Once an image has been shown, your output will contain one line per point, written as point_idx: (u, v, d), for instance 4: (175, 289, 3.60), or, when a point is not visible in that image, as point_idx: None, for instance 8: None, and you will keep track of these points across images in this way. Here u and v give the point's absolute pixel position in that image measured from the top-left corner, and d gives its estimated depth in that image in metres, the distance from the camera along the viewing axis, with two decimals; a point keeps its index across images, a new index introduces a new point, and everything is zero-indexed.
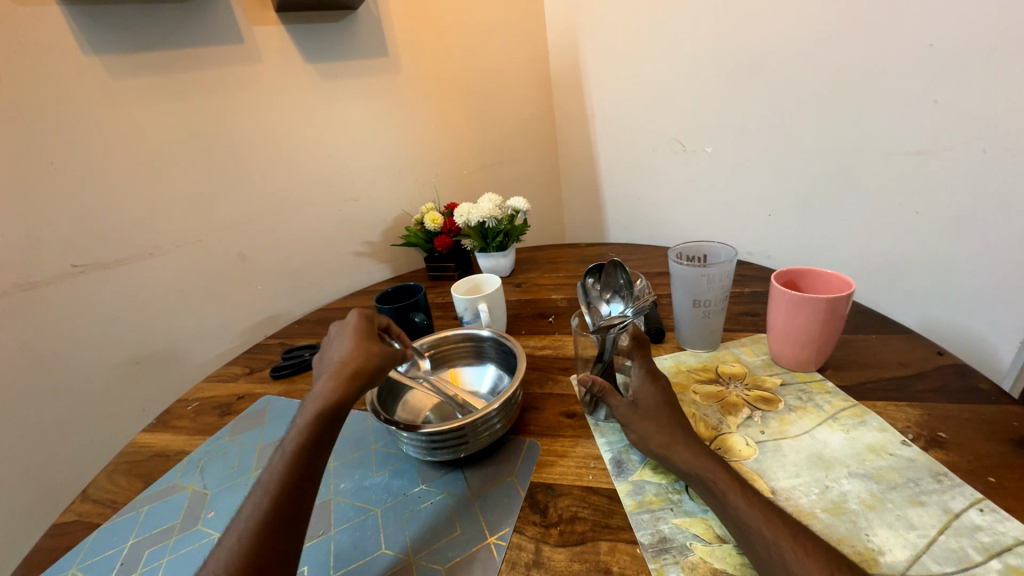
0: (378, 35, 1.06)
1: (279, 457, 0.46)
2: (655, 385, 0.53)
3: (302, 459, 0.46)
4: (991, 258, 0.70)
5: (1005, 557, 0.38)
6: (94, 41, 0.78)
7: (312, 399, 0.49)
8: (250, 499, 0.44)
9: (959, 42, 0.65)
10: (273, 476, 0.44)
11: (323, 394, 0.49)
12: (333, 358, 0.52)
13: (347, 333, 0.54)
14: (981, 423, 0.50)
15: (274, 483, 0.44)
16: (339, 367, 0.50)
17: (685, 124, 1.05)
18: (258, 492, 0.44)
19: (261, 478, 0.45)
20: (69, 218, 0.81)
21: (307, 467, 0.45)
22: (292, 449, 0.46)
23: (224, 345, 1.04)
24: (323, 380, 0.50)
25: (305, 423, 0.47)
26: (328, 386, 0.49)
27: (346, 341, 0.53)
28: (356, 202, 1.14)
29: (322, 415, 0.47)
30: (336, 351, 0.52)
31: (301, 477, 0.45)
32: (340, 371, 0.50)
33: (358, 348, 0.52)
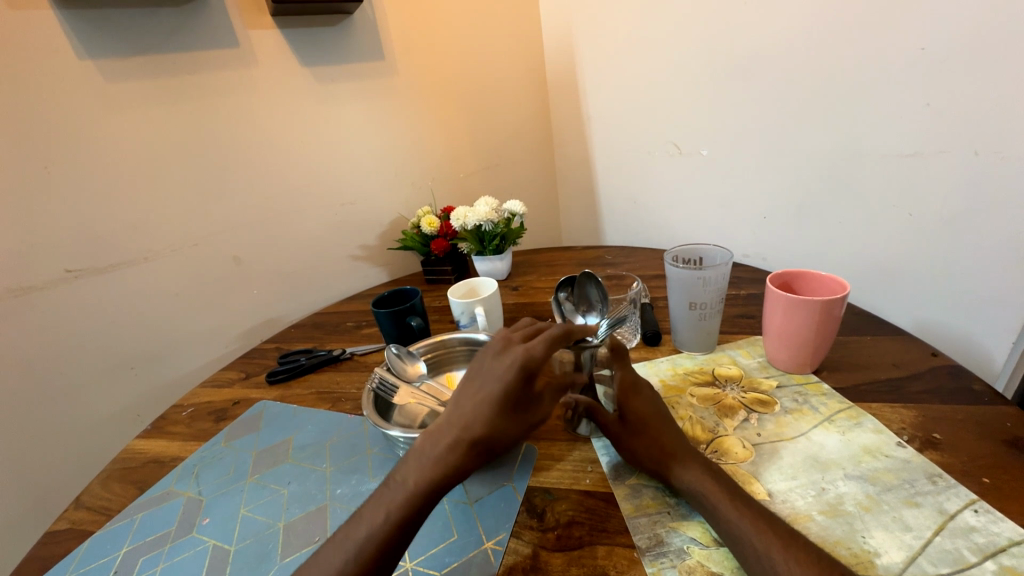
0: (374, 40, 1.06)
1: (377, 514, 0.41)
2: (639, 398, 0.53)
3: (398, 530, 0.41)
4: (982, 260, 0.71)
5: (1000, 558, 0.38)
6: (89, 46, 0.78)
7: (431, 460, 0.43)
8: (339, 551, 0.40)
9: (949, 47, 0.66)
10: (367, 534, 0.40)
11: (444, 462, 0.43)
12: (466, 416, 0.44)
13: (495, 394, 0.44)
14: (975, 423, 0.51)
15: (366, 550, 0.40)
16: (473, 438, 0.44)
17: (680, 127, 1.06)
18: (349, 545, 0.40)
19: (352, 533, 0.41)
20: (64, 223, 0.81)
21: (400, 541, 0.41)
22: (393, 515, 0.41)
23: (220, 349, 1.04)
24: (450, 442, 0.44)
25: (416, 491, 0.42)
26: (454, 458, 0.43)
27: (491, 406, 0.44)
28: (352, 206, 1.14)
29: (436, 489, 0.42)
30: (472, 412, 0.44)
31: (393, 549, 0.40)
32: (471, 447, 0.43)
33: (499, 424, 0.45)
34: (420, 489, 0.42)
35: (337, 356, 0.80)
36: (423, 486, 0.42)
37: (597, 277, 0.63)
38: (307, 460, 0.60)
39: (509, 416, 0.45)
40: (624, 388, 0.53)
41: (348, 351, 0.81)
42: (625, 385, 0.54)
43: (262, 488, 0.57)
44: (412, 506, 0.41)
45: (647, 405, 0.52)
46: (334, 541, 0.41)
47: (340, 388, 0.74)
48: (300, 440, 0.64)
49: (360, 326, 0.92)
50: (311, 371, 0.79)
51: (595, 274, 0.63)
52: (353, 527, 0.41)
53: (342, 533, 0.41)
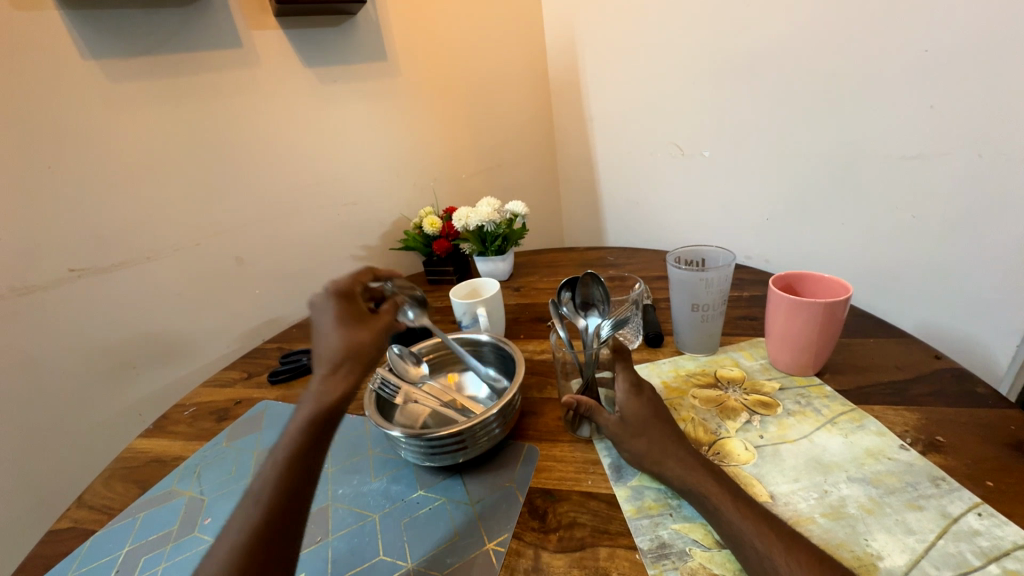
0: (377, 40, 1.06)
1: (271, 464, 0.44)
2: (640, 399, 0.52)
3: (295, 466, 0.44)
4: (986, 262, 0.70)
5: (1004, 561, 0.38)
6: (94, 46, 0.79)
7: (307, 400, 0.48)
8: (238, 513, 0.42)
9: (952, 49, 0.66)
10: (265, 484, 0.43)
11: (317, 394, 0.48)
12: (321, 354, 0.51)
13: (332, 324, 0.52)
14: (978, 426, 0.51)
15: (266, 493, 0.42)
16: (331, 361, 0.50)
17: (682, 128, 1.06)
18: (249, 503, 0.42)
19: (250, 492, 0.43)
20: (67, 222, 0.81)
21: (303, 477, 0.44)
22: (282, 457, 0.44)
23: (222, 349, 1.04)
24: (317, 379, 0.49)
25: (300, 427, 0.46)
26: (325, 385, 0.48)
27: (334, 334, 0.52)
28: (355, 206, 1.14)
29: (318, 417, 0.47)
30: (324, 348, 0.51)
31: (297, 484, 0.43)
32: (332, 367, 0.49)
33: (345, 339, 0.51)
34: (304, 422, 0.46)
35: None
36: (305, 420, 0.46)
37: (602, 279, 0.62)
38: None
39: (353, 331, 0.52)
40: (625, 389, 0.53)
41: None
42: (626, 385, 0.53)
43: None
44: (298, 442, 0.45)
45: (647, 406, 0.51)
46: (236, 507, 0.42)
47: None
48: None
49: None
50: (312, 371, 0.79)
51: (600, 275, 0.62)
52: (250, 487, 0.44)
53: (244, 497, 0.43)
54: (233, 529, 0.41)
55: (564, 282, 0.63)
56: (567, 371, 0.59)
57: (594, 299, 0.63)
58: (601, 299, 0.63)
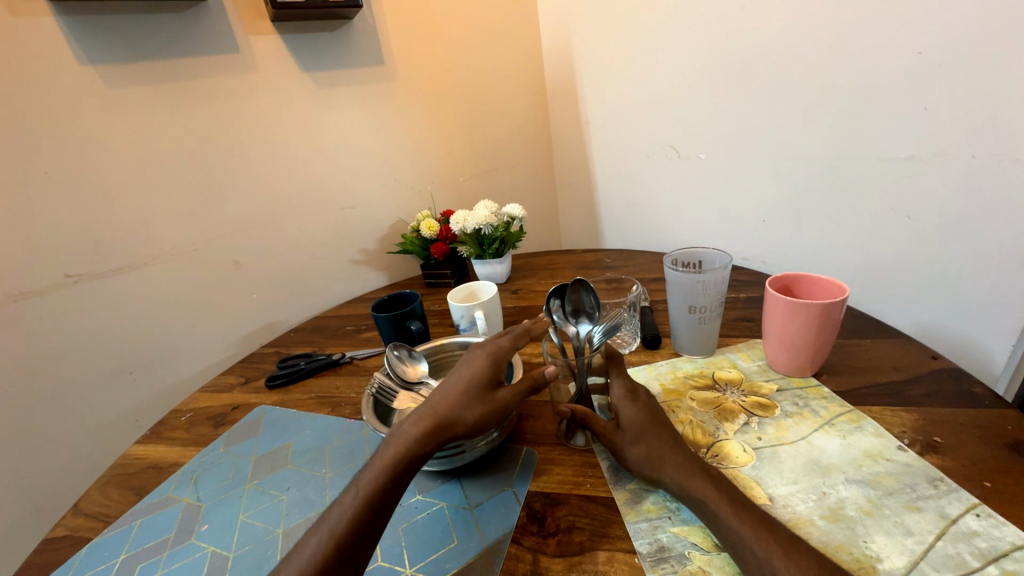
0: (373, 44, 1.07)
1: (353, 492, 0.43)
2: (637, 404, 0.52)
3: (370, 507, 0.42)
4: (982, 263, 0.70)
5: (1003, 562, 0.38)
6: (90, 52, 0.79)
7: (398, 439, 0.46)
8: (313, 533, 0.42)
9: (946, 50, 0.66)
10: (341, 514, 0.42)
11: (408, 437, 0.46)
12: (432, 400, 0.48)
13: (460, 379, 0.50)
14: (976, 427, 0.51)
15: (342, 525, 0.41)
16: (436, 415, 0.47)
17: (679, 130, 1.06)
18: (324, 526, 0.42)
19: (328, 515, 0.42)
20: (63, 228, 0.81)
21: (375, 516, 0.43)
22: (365, 491, 0.43)
23: (218, 354, 1.03)
24: (414, 422, 0.47)
25: (385, 466, 0.44)
26: (419, 435, 0.46)
27: (458, 384, 0.49)
28: (352, 210, 1.14)
29: (404, 461, 0.45)
30: (438, 395, 0.49)
31: (367, 526, 0.42)
32: (433, 423, 0.47)
33: (463, 399, 0.48)
34: (389, 463, 0.44)
35: (336, 360, 0.80)
36: (391, 462, 0.44)
37: (591, 285, 0.63)
38: (307, 466, 0.60)
39: (473, 397, 0.49)
40: (622, 396, 0.53)
41: (347, 356, 0.81)
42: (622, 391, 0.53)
43: (262, 494, 0.57)
44: (381, 481, 0.43)
45: (643, 412, 0.51)
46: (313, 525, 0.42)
47: (339, 393, 0.73)
48: (299, 446, 0.64)
49: (359, 330, 0.92)
50: (310, 376, 0.79)
51: (588, 280, 0.63)
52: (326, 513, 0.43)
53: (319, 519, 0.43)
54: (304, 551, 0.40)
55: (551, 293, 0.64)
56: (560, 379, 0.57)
57: (585, 305, 0.64)
58: (592, 305, 0.64)
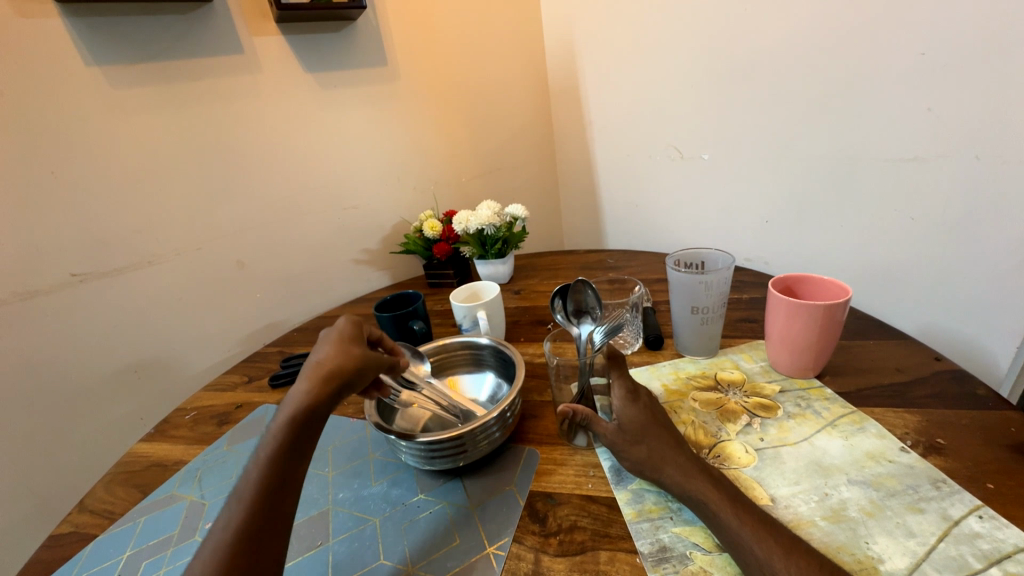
0: (377, 45, 1.07)
1: (253, 464, 0.44)
2: (637, 405, 0.51)
3: (275, 468, 0.44)
4: (986, 264, 0.70)
5: (1005, 564, 0.38)
6: (96, 53, 0.79)
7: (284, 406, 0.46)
8: (225, 510, 0.42)
9: (950, 52, 0.66)
10: (248, 484, 0.43)
11: (298, 399, 0.46)
12: (308, 362, 0.49)
13: (329, 338, 0.51)
14: (979, 428, 0.51)
15: (249, 491, 0.42)
16: (315, 371, 0.48)
17: (682, 131, 1.06)
18: (234, 501, 0.42)
19: (235, 490, 0.43)
20: (69, 228, 0.82)
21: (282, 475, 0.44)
22: (264, 457, 0.44)
23: (222, 353, 1.04)
24: (297, 385, 0.47)
25: (279, 431, 0.45)
26: (305, 391, 0.47)
27: (326, 346, 0.50)
28: (355, 210, 1.15)
29: (298, 421, 0.46)
30: (312, 356, 0.50)
31: (276, 487, 0.43)
32: (316, 376, 0.47)
33: (336, 350, 0.50)
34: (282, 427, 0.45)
35: None
36: (287, 423, 0.45)
37: (593, 284, 0.63)
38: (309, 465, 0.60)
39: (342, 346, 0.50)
40: (622, 397, 0.52)
41: None
42: (623, 392, 0.52)
43: None
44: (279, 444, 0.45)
45: (644, 412, 0.51)
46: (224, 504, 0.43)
47: None
48: None
49: None
50: None
51: (590, 280, 0.63)
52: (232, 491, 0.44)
53: (229, 496, 0.43)
54: (219, 526, 0.41)
55: (555, 292, 0.63)
56: (563, 376, 0.59)
57: (588, 304, 0.63)
58: (595, 303, 0.63)
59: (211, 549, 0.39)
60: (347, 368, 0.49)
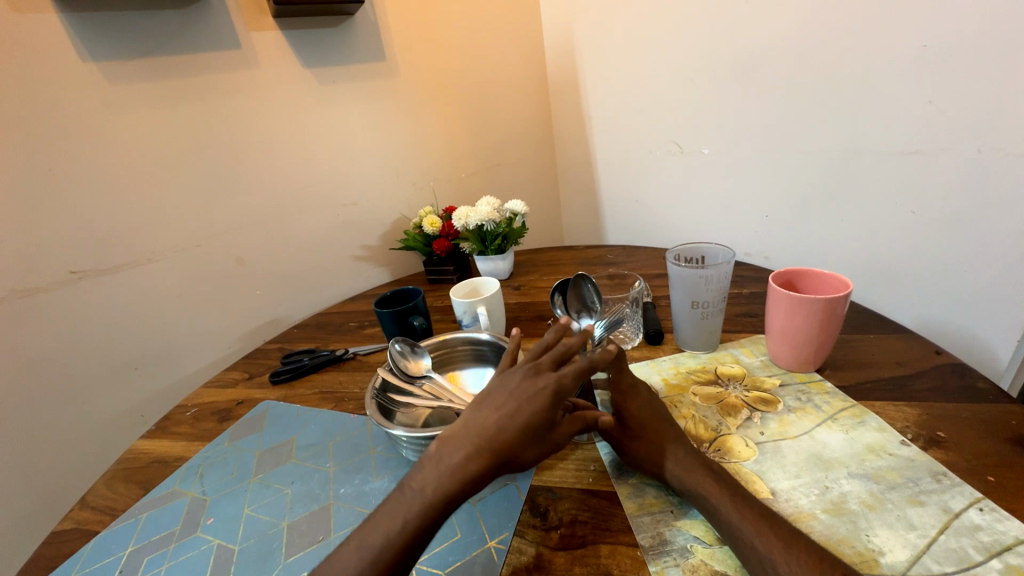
0: (375, 40, 1.06)
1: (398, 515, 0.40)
2: (635, 401, 0.52)
3: (412, 542, 0.39)
4: (987, 257, 0.70)
5: (1005, 556, 0.38)
6: (92, 49, 0.79)
7: (448, 470, 0.41)
8: (352, 554, 0.39)
9: (951, 45, 0.66)
10: (383, 541, 0.39)
11: (462, 472, 0.41)
12: (488, 426, 0.43)
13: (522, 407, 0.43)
14: (980, 421, 0.51)
15: (383, 557, 0.39)
16: (496, 452, 0.42)
17: (681, 126, 1.06)
18: (364, 548, 0.39)
19: (370, 534, 0.40)
20: (67, 225, 0.82)
21: (415, 549, 0.40)
22: (411, 524, 0.40)
23: (222, 350, 1.04)
24: (469, 453, 0.42)
25: (431, 503, 0.40)
26: (474, 470, 0.41)
27: (520, 424, 0.43)
28: (355, 207, 1.14)
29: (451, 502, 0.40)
30: (494, 420, 0.43)
31: (406, 559, 0.39)
32: (487, 456, 0.41)
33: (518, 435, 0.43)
34: (438, 499, 0.40)
35: (339, 356, 0.80)
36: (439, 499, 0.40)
37: (591, 278, 0.64)
38: (311, 460, 0.61)
39: (533, 437, 0.43)
40: (620, 392, 0.53)
41: (350, 352, 0.81)
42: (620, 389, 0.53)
43: (266, 488, 0.58)
44: (426, 516, 0.40)
45: (644, 408, 0.51)
46: (351, 541, 0.40)
47: (342, 389, 0.74)
48: (303, 440, 0.64)
49: (362, 326, 0.93)
50: (313, 371, 0.79)
51: (588, 275, 0.64)
52: (365, 534, 0.40)
53: (360, 533, 0.41)
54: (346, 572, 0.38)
55: (553, 287, 0.65)
56: None
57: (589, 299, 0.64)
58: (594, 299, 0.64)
59: None
60: (523, 459, 0.43)
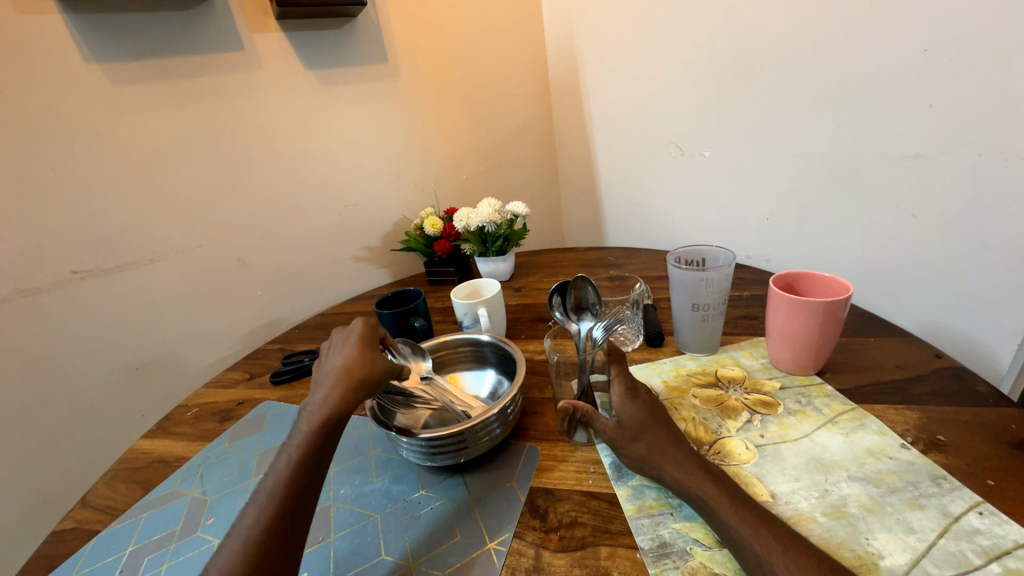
0: (377, 42, 1.07)
1: (284, 457, 0.46)
2: (636, 402, 0.51)
3: (304, 467, 0.45)
4: (987, 260, 0.70)
5: (1005, 560, 0.38)
6: (96, 49, 0.79)
7: (313, 408, 0.48)
8: (251, 507, 0.44)
9: (953, 48, 0.66)
10: (275, 483, 0.44)
11: (328, 402, 0.48)
12: (337, 363, 0.51)
13: (351, 341, 0.53)
14: (980, 425, 0.51)
15: (277, 492, 0.44)
16: (346, 374, 0.50)
17: (682, 129, 1.06)
18: (261, 499, 0.44)
19: (262, 485, 0.45)
20: (70, 224, 0.82)
21: (308, 476, 0.45)
22: (295, 457, 0.46)
23: (223, 350, 1.04)
24: (327, 387, 0.49)
25: (309, 432, 0.47)
26: (335, 402, 0.48)
27: (353, 347, 0.52)
28: (356, 208, 1.15)
29: (328, 423, 0.47)
30: (339, 359, 0.51)
31: (305, 483, 0.45)
32: (345, 381, 0.49)
33: (362, 355, 0.52)
34: (314, 427, 0.47)
35: None
36: (315, 426, 0.47)
37: (592, 281, 0.63)
38: None
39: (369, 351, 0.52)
40: (621, 393, 0.51)
41: None
42: (620, 390, 0.52)
43: None
44: (309, 446, 0.46)
45: (643, 409, 0.51)
46: (250, 500, 0.44)
47: None
48: None
49: None
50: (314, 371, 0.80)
51: (589, 277, 0.63)
52: (257, 493, 0.45)
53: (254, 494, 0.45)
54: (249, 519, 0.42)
55: (553, 289, 0.63)
56: (564, 372, 0.59)
57: (589, 301, 0.64)
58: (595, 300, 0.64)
59: (241, 541, 0.41)
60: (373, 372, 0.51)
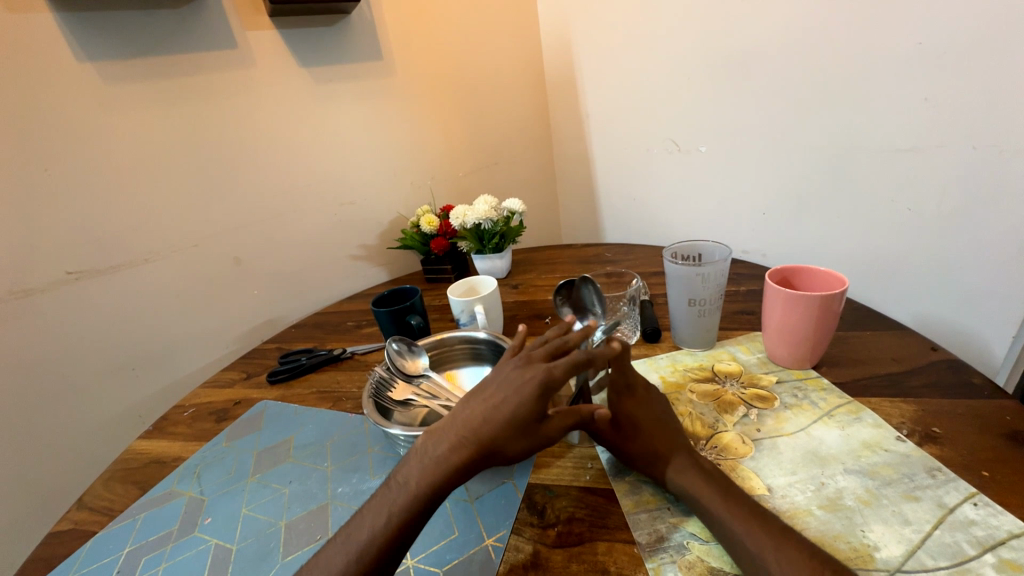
0: (372, 39, 1.06)
1: (382, 508, 0.42)
2: (633, 400, 0.52)
3: (399, 531, 0.41)
4: (983, 253, 0.71)
5: (999, 551, 0.38)
6: (88, 48, 0.79)
7: (429, 461, 0.43)
8: (338, 548, 0.41)
9: (947, 41, 0.66)
10: (369, 533, 0.41)
11: (443, 464, 0.43)
12: (477, 420, 0.44)
13: (511, 404, 0.44)
14: (975, 417, 0.51)
15: (367, 549, 0.40)
16: (478, 440, 0.43)
17: (678, 125, 1.06)
18: (351, 545, 0.41)
19: (354, 527, 0.42)
20: (64, 225, 0.82)
21: (401, 543, 0.41)
22: (394, 518, 0.41)
23: (220, 350, 1.04)
24: (448, 446, 0.44)
25: (415, 493, 0.42)
26: (449, 469, 0.43)
27: (502, 416, 0.44)
28: (352, 206, 1.14)
29: (436, 490, 0.42)
30: (483, 414, 0.44)
31: (395, 549, 0.41)
32: (474, 446, 0.43)
33: (508, 433, 0.44)
34: (421, 489, 0.42)
35: (337, 356, 0.80)
36: (421, 489, 0.42)
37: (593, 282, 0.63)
38: (309, 460, 0.61)
39: (520, 430, 0.44)
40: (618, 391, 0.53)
41: (348, 351, 0.81)
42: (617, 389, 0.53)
43: (264, 488, 0.58)
44: (409, 509, 0.42)
45: (640, 407, 0.51)
46: (338, 537, 0.42)
47: (341, 388, 0.74)
48: (301, 439, 0.64)
49: (360, 326, 0.93)
50: (311, 370, 0.79)
51: (592, 278, 0.64)
52: (347, 530, 0.42)
53: (343, 531, 0.42)
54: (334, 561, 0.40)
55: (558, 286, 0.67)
56: None
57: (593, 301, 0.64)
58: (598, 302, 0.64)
59: None
60: (508, 451, 0.44)
